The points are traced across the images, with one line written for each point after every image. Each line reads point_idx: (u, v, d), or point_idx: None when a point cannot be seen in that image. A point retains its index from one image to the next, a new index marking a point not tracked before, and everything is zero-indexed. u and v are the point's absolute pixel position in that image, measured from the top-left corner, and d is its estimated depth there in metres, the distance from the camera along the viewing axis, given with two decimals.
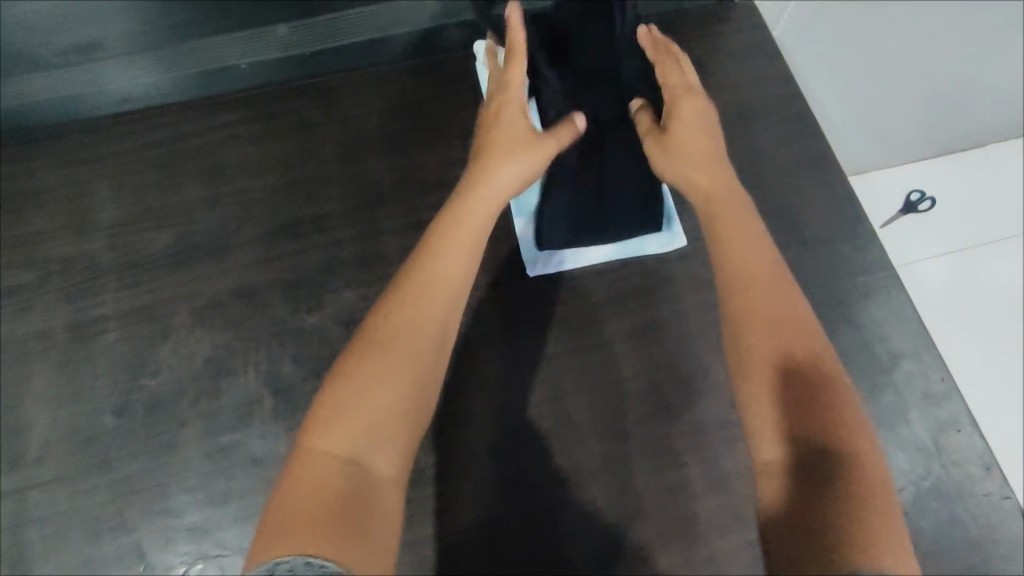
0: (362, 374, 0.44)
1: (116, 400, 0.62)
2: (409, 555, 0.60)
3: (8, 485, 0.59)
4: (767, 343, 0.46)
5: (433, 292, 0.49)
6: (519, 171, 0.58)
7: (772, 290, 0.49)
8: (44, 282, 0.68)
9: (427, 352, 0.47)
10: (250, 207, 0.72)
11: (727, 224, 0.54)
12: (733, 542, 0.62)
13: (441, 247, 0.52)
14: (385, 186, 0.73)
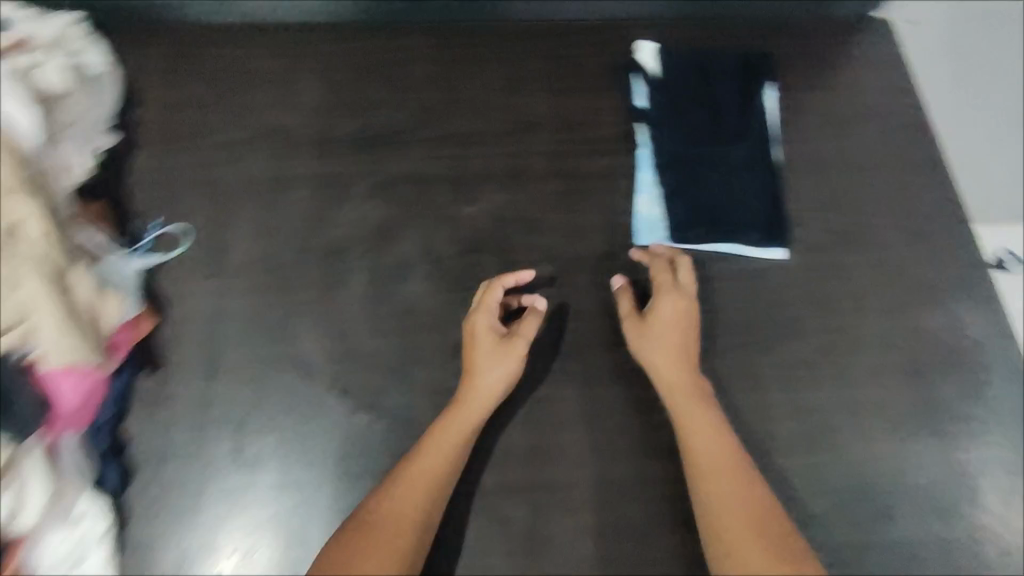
0: (372, 540, 0.57)
1: (302, 239, 0.74)
2: (522, 412, 0.70)
3: (209, 287, 0.72)
4: (733, 532, 0.58)
5: (430, 470, 0.62)
6: (495, 376, 0.65)
7: (737, 489, 0.60)
8: (253, 143, 0.79)
9: (417, 535, 0.59)
10: (425, 114, 0.83)
11: (692, 416, 0.65)
12: (806, 463, 0.69)
13: (430, 440, 0.63)
14: (540, 117, 0.84)
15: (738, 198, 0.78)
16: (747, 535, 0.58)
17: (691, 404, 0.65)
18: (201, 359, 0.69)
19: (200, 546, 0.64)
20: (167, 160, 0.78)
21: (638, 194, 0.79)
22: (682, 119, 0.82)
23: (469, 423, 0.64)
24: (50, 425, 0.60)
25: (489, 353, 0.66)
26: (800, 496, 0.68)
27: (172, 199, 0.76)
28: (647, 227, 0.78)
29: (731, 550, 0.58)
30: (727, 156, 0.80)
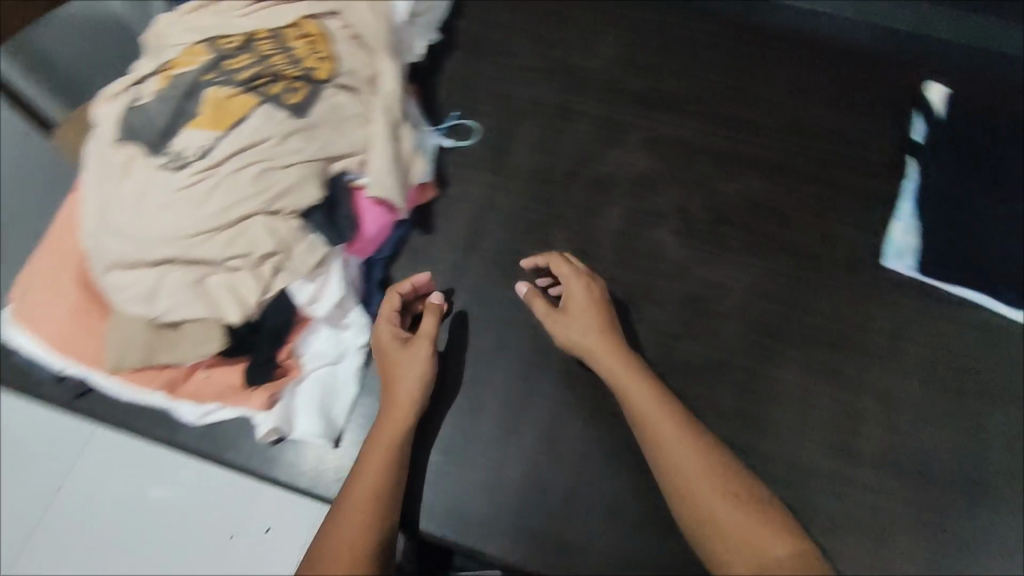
0: (348, 504, 0.56)
1: (573, 166, 0.83)
2: (733, 378, 0.73)
3: (487, 179, 0.81)
4: (704, 491, 0.54)
5: (375, 473, 0.58)
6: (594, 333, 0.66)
7: (697, 458, 0.56)
8: (549, 75, 0.89)
9: (390, 492, 0.58)
10: (705, 93, 0.89)
11: (626, 376, 0.62)
12: (1005, 522, 0.68)
13: (372, 445, 0.61)
14: (813, 125, 0.86)
15: (1002, 253, 0.77)
16: (720, 498, 0.54)
17: (633, 376, 0.62)
18: (465, 234, 0.78)
19: (427, 386, 0.71)
20: (475, 67, 0.89)
21: (895, 219, 0.80)
22: (958, 165, 0.82)
23: (396, 425, 0.62)
24: (352, 244, 0.70)
25: (392, 355, 0.66)
26: (991, 551, 0.67)
27: (472, 99, 0.87)
28: (898, 254, 0.78)
29: (701, 513, 0.53)
30: (1000, 210, 0.79)
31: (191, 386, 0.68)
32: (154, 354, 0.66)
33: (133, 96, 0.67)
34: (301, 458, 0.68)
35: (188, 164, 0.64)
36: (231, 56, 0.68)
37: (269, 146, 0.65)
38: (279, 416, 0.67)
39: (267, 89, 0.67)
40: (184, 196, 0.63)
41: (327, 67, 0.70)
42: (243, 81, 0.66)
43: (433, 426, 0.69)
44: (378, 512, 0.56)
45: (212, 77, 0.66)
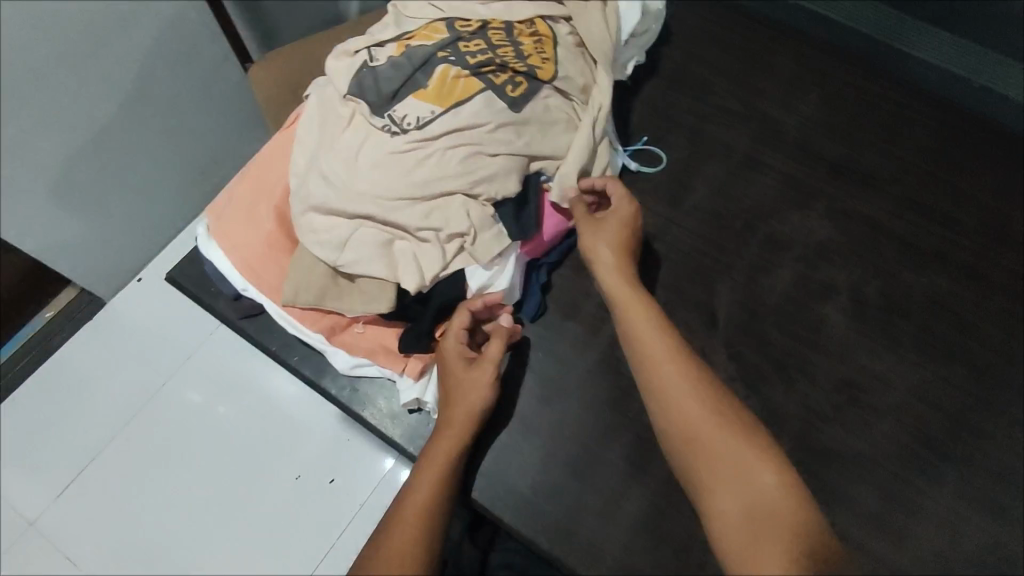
0: (400, 516, 0.58)
1: (752, 218, 0.80)
2: (878, 479, 0.69)
3: (661, 211, 0.81)
4: (722, 477, 0.53)
5: (432, 472, 0.61)
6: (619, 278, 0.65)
7: (723, 434, 0.54)
8: (745, 120, 0.87)
9: (438, 510, 0.59)
10: (905, 174, 0.84)
11: (658, 355, 0.59)
12: None
13: (433, 444, 0.63)
14: (1018, 236, 0.80)
15: None
16: (738, 484, 0.52)
17: (659, 345, 0.60)
18: None
19: (563, 397, 0.71)
20: (672, 96, 0.89)
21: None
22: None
23: (458, 423, 0.64)
24: (527, 244, 0.71)
25: (456, 379, 0.65)
26: None
27: (663, 128, 0.86)
28: None
29: (711, 495, 0.53)
30: None
31: (347, 336, 0.70)
32: (324, 298, 0.68)
33: (369, 59, 0.71)
34: None
35: (405, 131, 0.67)
36: (466, 41, 0.71)
37: (481, 132, 0.67)
38: (422, 389, 0.68)
39: (492, 78, 0.69)
40: (395, 161, 0.66)
41: (550, 69, 0.71)
42: (472, 66, 0.69)
43: (560, 439, 0.69)
44: (433, 505, 0.59)
45: (445, 56, 0.69)
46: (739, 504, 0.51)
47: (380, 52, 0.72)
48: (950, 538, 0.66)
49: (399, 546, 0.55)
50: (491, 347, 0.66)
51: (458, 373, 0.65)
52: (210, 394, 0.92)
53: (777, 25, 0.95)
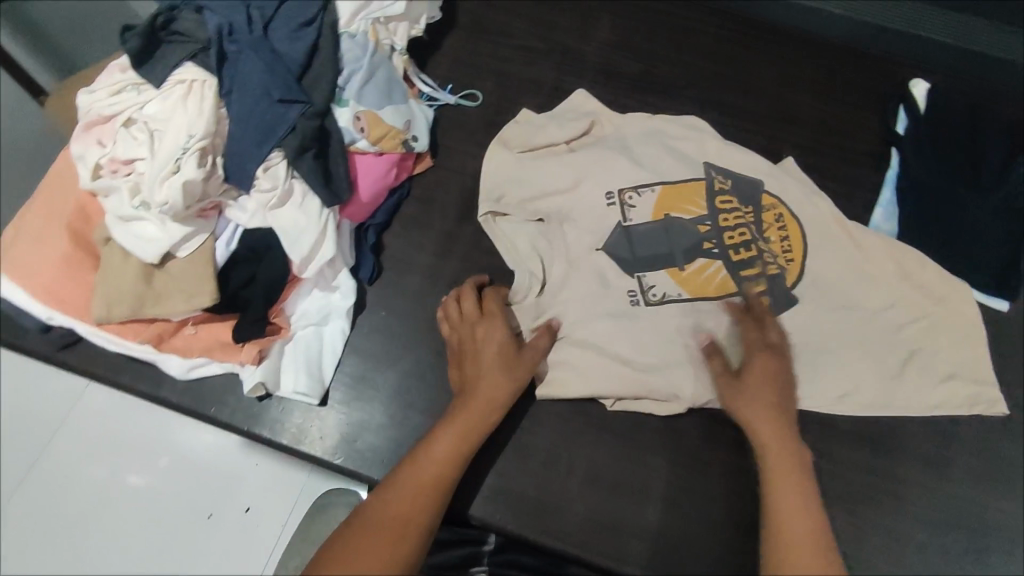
0: (401, 482, 0.58)
1: None
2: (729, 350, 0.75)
3: (483, 153, 0.82)
4: (796, 538, 0.54)
5: (450, 443, 0.60)
6: (767, 389, 0.62)
7: (801, 515, 0.55)
8: (548, 55, 0.90)
9: (442, 493, 0.58)
10: (698, 78, 0.90)
11: (773, 448, 0.60)
12: (980, 499, 0.69)
13: (457, 411, 0.62)
14: (800, 115, 0.89)
15: (983, 236, 0.79)
16: (802, 515, 0.55)
17: (780, 449, 0.59)
18: (463, 206, 0.79)
19: (413, 348, 0.72)
20: (475, 44, 0.91)
21: (878, 206, 0.84)
22: (942, 151, 0.85)
23: (491, 396, 0.62)
24: (347, 207, 0.72)
25: (494, 353, 0.64)
26: (960, 521, 0.68)
27: (471, 75, 0.88)
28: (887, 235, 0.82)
29: (775, 544, 0.54)
30: (984, 201, 0.81)
31: (178, 341, 0.68)
32: (141, 307, 0.65)
33: (622, 200, 0.74)
34: (285, 415, 0.69)
35: (193, 133, 0.63)
36: (728, 224, 0.73)
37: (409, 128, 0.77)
38: (265, 372, 0.67)
39: (750, 284, 0.71)
40: (181, 132, 0.63)
41: (796, 273, 0.73)
42: (735, 261, 0.72)
43: (418, 388, 0.70)
44: (444, 476, 0.59)
45: (709, 247, 0.72)
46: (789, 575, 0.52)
47: (641, 195, 0.74)
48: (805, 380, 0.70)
49: (392, 524, 0.55)
50: (538, 338, 0.67)
51: (495, 347, 0.64)
52: (110, 467, 0.91)
53: None
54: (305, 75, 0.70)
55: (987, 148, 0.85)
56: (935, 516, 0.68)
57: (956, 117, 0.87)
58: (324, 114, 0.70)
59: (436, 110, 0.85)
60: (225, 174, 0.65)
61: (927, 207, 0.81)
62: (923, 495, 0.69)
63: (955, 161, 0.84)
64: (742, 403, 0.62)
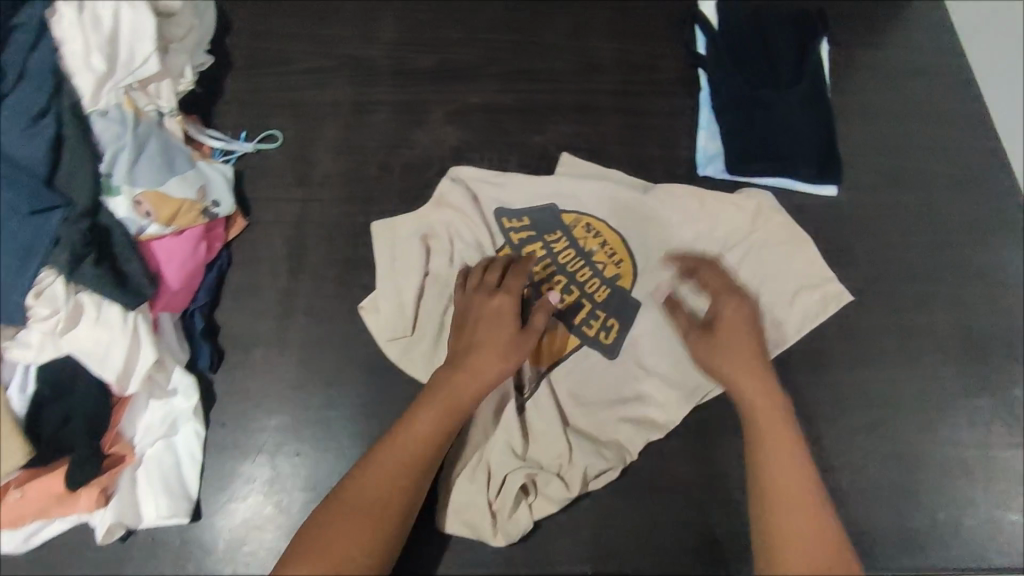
0: (391, 451, 0.57)
1: (381, 158, 0.79)
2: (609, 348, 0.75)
3: (297, 194, 0.77)
4: (796, 492, 0.56)
5: (442, 412, 0.60)
6: (728, 323, 0.67)
7: (799, 479, 0.57)
8: (337, 72, 0.85)
9: (418, 475, 0.58)
10: (496, 53, 0.88)
11: (765, 409, 0.61)
12: (856, 377, 0.72)
13: (452, 375, 0.61)
14: (604, 61, 0.88)
15: (799, 131, 0.81)
16: (798, 476, 0.57)
17: (775, 419, 0.61)
18: (290, 257, 0.73)
19: (280, 426, 0.66)
20: (257, 81, 0.84)
21: (700, 129, 0.84)
22: (743, 62, 0.87)
23: (492, 367, 0.62)
24: (157, 300, 0.64)
25: (492, 324, 0.64)
26: (845, 403, 0.71)
27: (262, 115, 0.81)
28: (715, 155, 0.83)
29: (776, 513, 0.55)
30: (790, 99, 0.83)
31: (3, 511, 0.59)
32: None
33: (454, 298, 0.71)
34: (157, 542, 0.62)
35: None
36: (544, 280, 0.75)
37: (214, 183, 0.71)
38: (117, 509, 0.60)
39: (584, 330, 0.73)
40: None
41: (629, 269, 0.76)
42: (566, 311, 0.74)
43: (295, 464, 0.65)
44: (431, 447, 0.59)
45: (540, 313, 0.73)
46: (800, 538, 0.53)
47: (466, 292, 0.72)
48: (683, 384, 0.71)
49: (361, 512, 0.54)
50: (536, 314, 0.66)
51: (501, 312, 0.65)
52: None
53: None
54: (56, 173, 0.61)
55: (781, 48, 0.88)
56: (822, 407, 0.71)
57: (746, 25, 0.89)
58: (93, 212, 0.61)
59: (235, 163, 0.78)
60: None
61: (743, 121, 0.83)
62: (808, 392, 0.72)
63: (754, 70, 0.86)
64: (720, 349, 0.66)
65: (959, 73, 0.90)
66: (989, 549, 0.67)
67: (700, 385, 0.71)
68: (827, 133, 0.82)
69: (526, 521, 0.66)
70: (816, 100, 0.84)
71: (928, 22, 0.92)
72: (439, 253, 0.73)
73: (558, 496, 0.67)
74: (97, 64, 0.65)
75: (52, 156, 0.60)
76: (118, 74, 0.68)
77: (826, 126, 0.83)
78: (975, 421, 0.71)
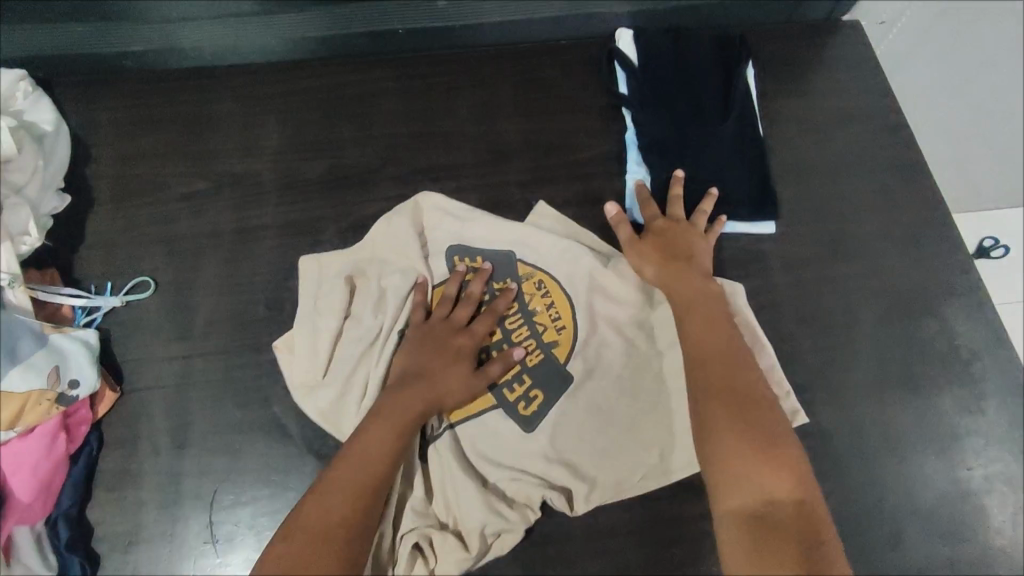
0: (346, 465, 0.56)
1: (269, 294, 0.70)
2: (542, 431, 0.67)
3: (177, 351, 0.68)
4: (737, 400, 0.57)
5: (389, 429, 0.59)
6: (692, 285, 0.66)
7: (737, 385, 0.59)
8: (216, 194, 0.76)
9: (370, 498, 0.55)
10: (394, 150, 0.79)
11: (697, 315, 0.64)
12: (817, 486, 0.66)
13: (401, 392, 0.61)
14: (514, 146, 0.80)
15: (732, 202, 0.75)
16: (742, 383, 0.59)
17: (709, 326, 0.62)
18: (172, 430, 0.64)
19: None
20: (125, 217, 0.74)
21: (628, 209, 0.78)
22: (669, 124, 0.78)
23: (439, 395, 0.62)
24: (6, 520, 0.56)
25: (444, 348, 0.64)
26: None
27: (133, 258, 0.72)
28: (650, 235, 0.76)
29: (717, 419, 0.57)
30: (719, 167, 0.76)
31: None
32: None
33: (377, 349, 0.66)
34: None
35: None
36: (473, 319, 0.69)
37: (74, 347, 0.63)
38: None
39: (506, 393, 0.67)
40: None
41: (570, 341, 0.69)
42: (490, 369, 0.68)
43: None
44: (384, 466, 0.57)
45: None
46: (751, 451, 0.54)
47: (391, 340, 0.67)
48: (597, 481, 0.64)
49: (318, 527, 0.53)
50: (493, 364, 0.64)
51: (455, 343, 0.64)
52: None
53: (200, 66, 0.82)
54: None
55: (708, 101, 0.79)
56: None
57: (667, 77, 0.80)
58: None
59: (102, 322, 0.69)
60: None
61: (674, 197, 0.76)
62: None
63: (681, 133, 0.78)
64: (686, 309, 0.64)
65: (889, 118, 0.84)
66: None
67: (607, 492, 0.64)
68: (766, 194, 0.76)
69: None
70: (748, 166, 0.77)
71: (852, 65, 0.87)
72: (365, 293, 0.69)
73: (454, 558, 0.61)
74: None
75: None
76: None
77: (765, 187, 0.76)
78: (940, 521, 0.65)
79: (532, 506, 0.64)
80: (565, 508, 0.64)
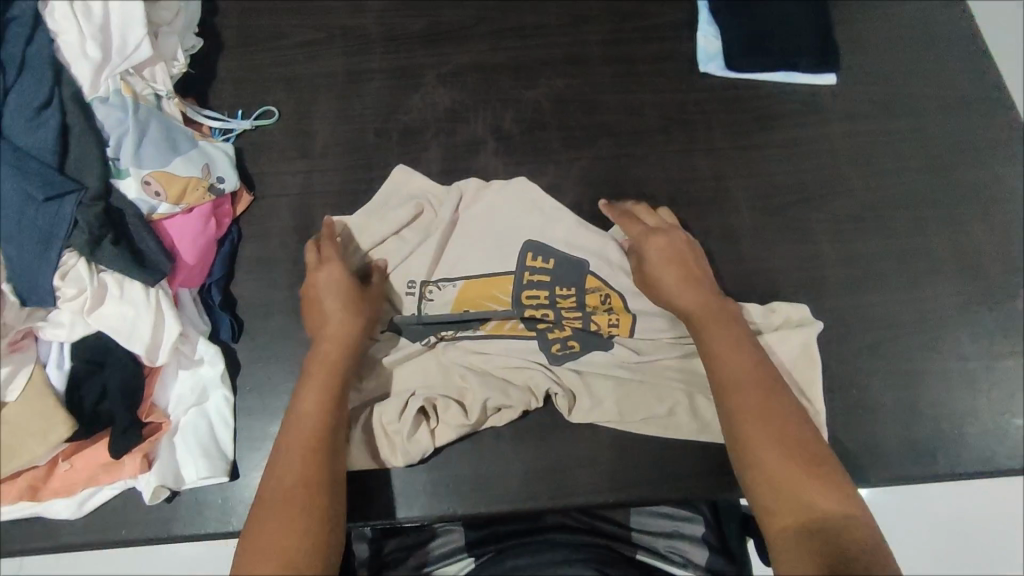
0: (295, 422, 0.60)
1: (378, 126, 0.81)
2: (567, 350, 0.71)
3: (301, 167, 0.78)
4: (752, 405, 0.59)
5: (326, 372, 0.63)
6: (704, 302, 0.66)
7: (760, 401, 0.59)
8: (328, 43, 0.85)
9: (327, 442, 0.60)
10: (485, 10, 0.87)
11: (715, 331, 0.64)
12: (861, 300, 0.74)
13: (320, 337, 0.65)
14: (593, 11, 0.88)
15: (802, 53, 0.83)
16: (754, 383, 0.60)
17: (718, 327, 0.64)
18: (299, 227, 0.75)
19: None
20: (251, 59, 0.84)
21: (704, 64, 0.85)
22: None
23: (341, 323, 0.65)
24: (176, 276, 0.67)
25: (323, 284, 0.67)
26: (850, 327, 0.73)
27: (259, 92, 0.82)
28: (726, 84, 0.84)
29: (744, 431, 0.58)
30: (790, 23, 0.84)
31: (57, 483, 0.63)
32: None
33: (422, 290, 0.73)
34: (201, 503, 0.65)
35: None
36: (530, 289, 0.73)
37: (220, 157, 0.74)
38: (160, 472, 0.63)
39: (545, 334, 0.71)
40: None
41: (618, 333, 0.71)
42: (532, 320, 0.71)
43: None
44: (330, 404, 0.61)
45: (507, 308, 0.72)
46: (783, 459, 0.56)
47: (441, 289, 0.73)
48: (599, 404, 0.68)
49: (294, 485, 0.56)
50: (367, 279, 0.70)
51: (320, 275, 0.67)
52: None
53: None
54: (66, 162, 0.63)
55: None
56: (827, 332, 0.73)
57: None
58: (104, 193, 0.64)
59: (235, 141, 0.80)
60: (19, 299, 0.59)
61: (749, 48, 0.83)
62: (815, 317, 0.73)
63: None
64: (705, 334, 0.64)
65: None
66: (1002, 457, 0.68)
67: (606, 413, 0.68)
68: (834, 48, 0.84)
69: (424, 440, 0.67)
70: (814, 28, 0.84)
71: None
72: (424, 225, 0.75)
73: (455, 422, 0.67)
74: (93, 52, 0.67)
75: (60, 145, 0.63)
76: (114, 60, 0.69)
77: (831, 42, 0.84)
78: (975, 334, 0.72)
79: (536, 393, 0.69)
80: (563, 410, 0.68)
